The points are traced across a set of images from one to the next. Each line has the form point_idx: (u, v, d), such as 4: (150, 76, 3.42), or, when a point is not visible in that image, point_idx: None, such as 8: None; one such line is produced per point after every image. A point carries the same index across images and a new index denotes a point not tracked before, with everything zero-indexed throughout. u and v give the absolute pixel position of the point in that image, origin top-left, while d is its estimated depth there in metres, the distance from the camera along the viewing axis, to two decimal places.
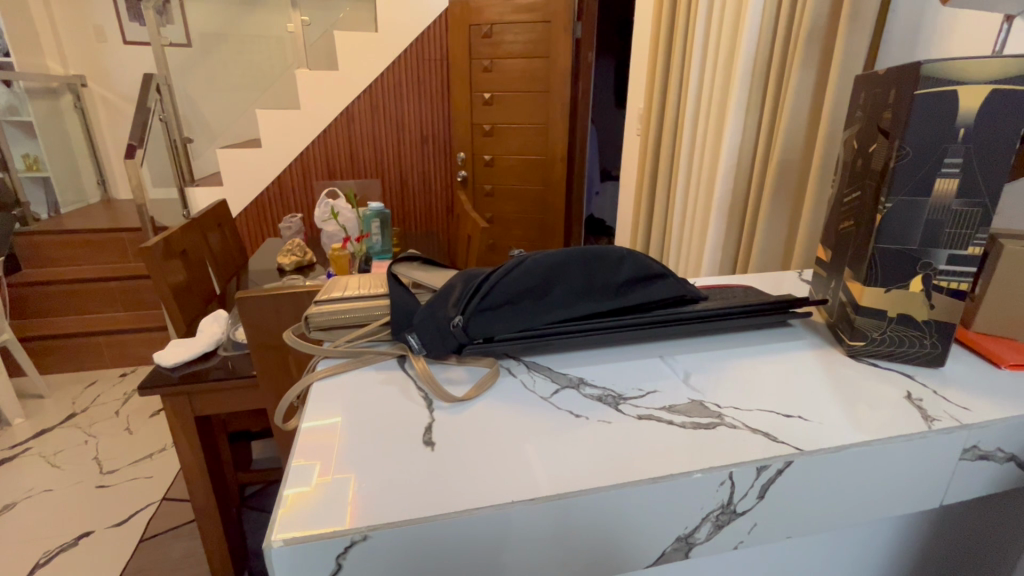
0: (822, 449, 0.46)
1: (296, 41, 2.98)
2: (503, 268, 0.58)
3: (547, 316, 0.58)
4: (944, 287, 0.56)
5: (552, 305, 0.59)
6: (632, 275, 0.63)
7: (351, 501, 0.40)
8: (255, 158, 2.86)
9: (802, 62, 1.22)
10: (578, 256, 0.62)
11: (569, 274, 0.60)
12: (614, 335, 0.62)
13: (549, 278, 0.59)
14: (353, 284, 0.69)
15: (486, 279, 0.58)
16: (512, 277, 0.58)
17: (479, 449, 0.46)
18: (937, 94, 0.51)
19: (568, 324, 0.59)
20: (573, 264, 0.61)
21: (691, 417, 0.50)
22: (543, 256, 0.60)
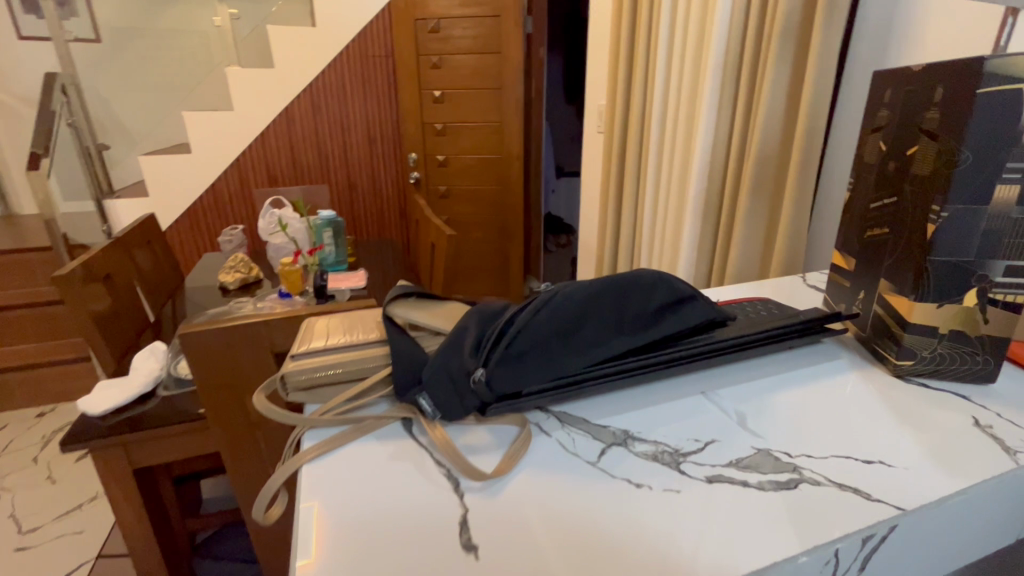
0: (922, 505, 0.40)
1: (224, 35, 2.73)
2: (530, 307, 0.51)
3: (583, 359, 0.51)
4: (1000, 300, 0.52)
5: (586, 346, 0.51)
6: (666, 301, 0.56)
7: (316, 530, 0.38)
8: (185, 164, 2.59)
9: (777, 56, 1.19)
10: (609, 286, 0.55)
11: (601, 307, 0.53)
12: (652, 372, 0.54)
13: (581, 314, 0.52)
14: (337, 328, 0.57)
15: (510, 323, 0.51)
16: (541, 317, 0.51)
17: (529, 542, 0.37)
18: (1000, 93, 0.46)
19: (605, 366, 0.52)
20: (604, 294, 0.54)
21: (767, 474, 0.43)
22: (573, 289, 0.53)
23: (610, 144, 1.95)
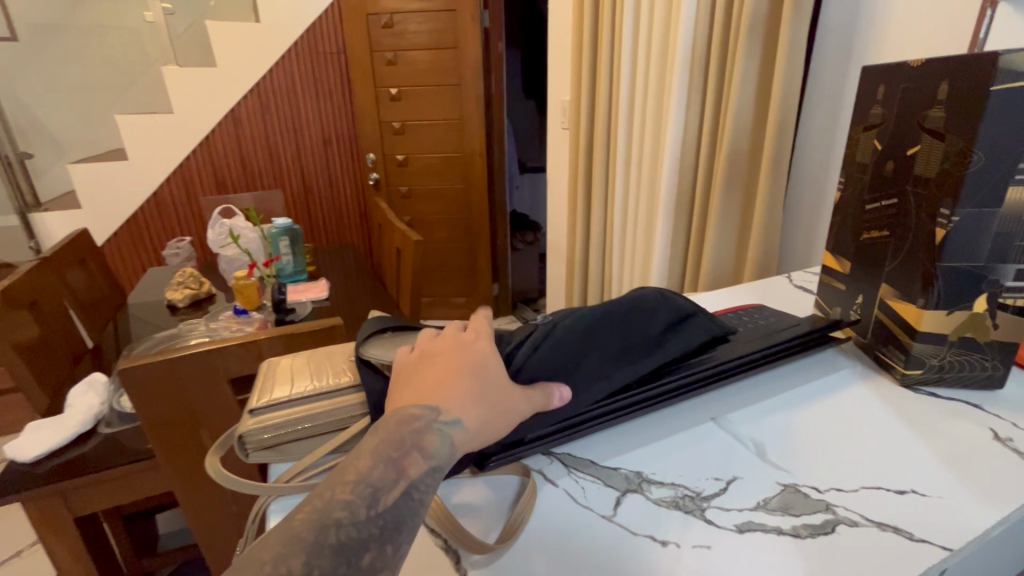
0: (969, 544, 0.36)
1: (158, 32, 2.52)
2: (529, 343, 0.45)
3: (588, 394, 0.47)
4: (1010, 304, 0.50)
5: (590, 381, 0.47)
6: (669, 322, 0.52)
7: None
8: (121, 172, 2.39)
9: (746, 49, 1.17)
10: (611, 313, 0.50)
11: (604, 336, 0.49)
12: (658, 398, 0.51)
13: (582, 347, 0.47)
14: (304, 373, 0.49)
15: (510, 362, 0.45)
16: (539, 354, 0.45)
17: None
18: (1013, 90, 0.44)
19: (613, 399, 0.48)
20: (604, 320, 0.49)
21: (800, 517, 0.39)
22: (572, 318, 0.48)
23: (576, 141, 1.90)
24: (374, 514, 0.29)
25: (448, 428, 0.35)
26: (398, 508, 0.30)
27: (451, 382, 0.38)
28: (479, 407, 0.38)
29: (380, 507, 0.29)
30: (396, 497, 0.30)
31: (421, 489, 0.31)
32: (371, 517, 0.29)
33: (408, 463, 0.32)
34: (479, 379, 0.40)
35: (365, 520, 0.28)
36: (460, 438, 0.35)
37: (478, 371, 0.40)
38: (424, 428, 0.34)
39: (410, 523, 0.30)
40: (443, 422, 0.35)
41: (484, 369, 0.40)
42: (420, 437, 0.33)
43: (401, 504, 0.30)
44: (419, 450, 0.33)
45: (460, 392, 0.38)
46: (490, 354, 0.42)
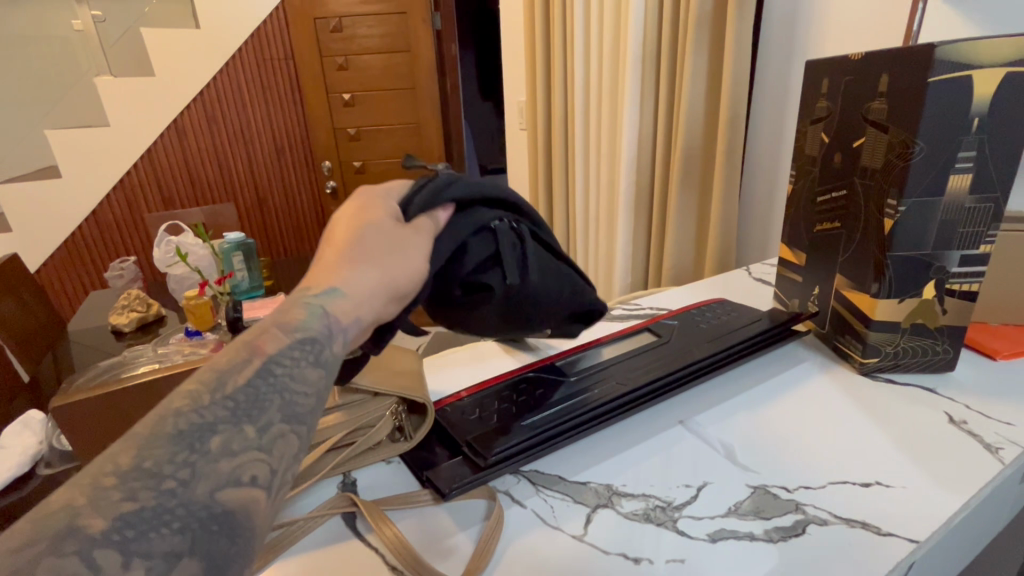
0: (934, 536, 0.37)
1: (88, 41, 2.37)
2: (429, 184, 0.44)
3: (494, 246, 0.46)
4: (957, 289, 0.51)
5: (499, 230, 0.46)
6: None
7: None
8: (54, 190, 2.23)
9: (695, 47, 1.18)
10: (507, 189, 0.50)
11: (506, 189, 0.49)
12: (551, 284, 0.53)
13: (488, 196, 0.47)
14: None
15: (404, 212, 0.42)
16: (443, 197, 0.44)
17: None
18: (951, 81, 0.44)
19: (520, 257, 0.48)
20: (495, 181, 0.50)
21: (770, 520, 0.38)
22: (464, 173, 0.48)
23: (535, 142, 1.89)
24: (221, 397, 0.27)
25: (318, 297, 0.33)
26: (253, 386, 0.28)
27: (325, 255, 0.36)
28: (373, 267, 0.36)
29: (228, 390, 0.27)
30: (251, 376, 0.28)
31: (285, 365, 0.29)
32: (217, 401, 0.27)
33: (264, 342, 0.30)
34: (366, 234, 0.37)
35: (212, 405, 0.26)
36: (332, 300, 0.33)
37: (366, 226, 0.38)
38: (292, 304, 0.33)
39: (274, 403, 0.28)
40: (314, 294, 0.33)
41: (375, 224, 0.38)
42: (288, 316, 0.32)
43: (257, 382, 0.28)
44: (280, 327, 0.31)
45: (333, 256, 0.36)
46: (373, 210, 0.40)
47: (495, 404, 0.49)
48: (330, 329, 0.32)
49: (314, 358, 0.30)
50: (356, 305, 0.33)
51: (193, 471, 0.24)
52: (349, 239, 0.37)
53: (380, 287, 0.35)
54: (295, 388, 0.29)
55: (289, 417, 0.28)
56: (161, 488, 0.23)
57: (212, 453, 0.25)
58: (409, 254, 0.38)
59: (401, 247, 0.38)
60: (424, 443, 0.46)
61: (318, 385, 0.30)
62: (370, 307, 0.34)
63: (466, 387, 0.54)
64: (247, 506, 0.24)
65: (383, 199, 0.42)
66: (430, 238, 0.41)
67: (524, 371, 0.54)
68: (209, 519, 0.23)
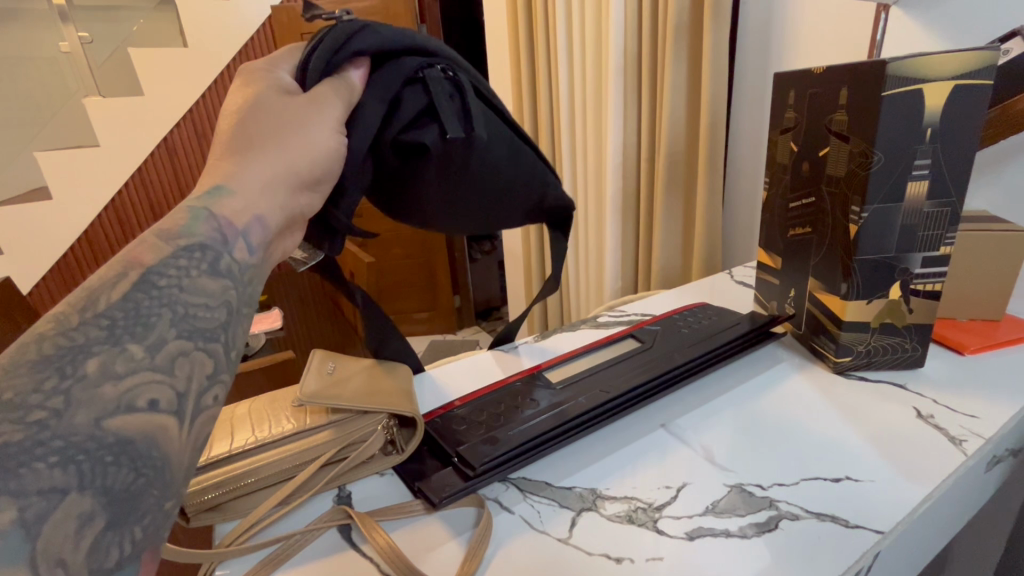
0: (898, 525, 0.39)
1: (75, 63, 2.37)
2: (329, 41, 0.44)
3: (424, 97, 0.48)
4: (923, 290, 0.54)
5: (426, 79, 0.48)
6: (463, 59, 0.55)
7: None
8: (43, 211, 2.23)
9: (675, 54, 1.21)
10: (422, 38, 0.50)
11: (418, 36, 0.49)
12: (491, 138, 0.55)
13: (401, 46, 0.48)
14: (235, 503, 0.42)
15: (301, 81, 0.43)
16: (350, 57, 0.45)
17: None
18: (905, 94, 0.47)
19: (458, 108, 0.50)
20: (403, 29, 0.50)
21: (747, 517, 0.40)
22: (369, 22, 0.48)
23: None
24: (90, 317, 0.26)
25: (202, 201, 0.33)
26: (133, 300, 0.27)
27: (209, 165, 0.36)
28: (269, 167, 0.36)
29: (99, 309, 0.26)
30: (127, 290, 0.28)
31: (169, 275, 0.29)
32: (89, 320, 0.26)
33: (142, 255, 0.29)
34: (247, 121, 0.37)
35: (82, 326, 0.26)
36: (217, 201, 0.33)
37: (247, 113, 0.38)
38: (175, 212, 0.33)
39: (163, 319, 0.27)
40: (201, 197, 0.34)
41: (255, 108, 0.38)
42: (173, 224, 0.32)
43: (136, 296, 0.28)
44: (161, 237, 0.31)
45: (225, 146, 0.37)
46: (259, 89, 0.40)
47: (484, 412, 0.51)
48: (222, 233, 0.32)
49: (209, 265, 0.31)
50: (245, 201, 0.34)
51: (66, 399, 0.24)
52: (236, 125, 0.37)
53: (278, 178, 0.37)
54: (187, 299, 0.29)
55: (184, 332, 0.28)
56: (30, 418, 0.23)
57: (89, 379, 0.24)
58: (308, 127, 0.39)
59: (302, 124, 0.39)
60: (417, 455, 0.48)
61: (221, 296, 0.30)
62: (266, 204, 0.35)
63: (458, 397, 0.56)
64: (149, 430, 0.25)
65: (268, 72, 0.42)
66: (342, 99, 0.43)
67: (511, 380, 0.57)
68: (101, 450, 0.23)
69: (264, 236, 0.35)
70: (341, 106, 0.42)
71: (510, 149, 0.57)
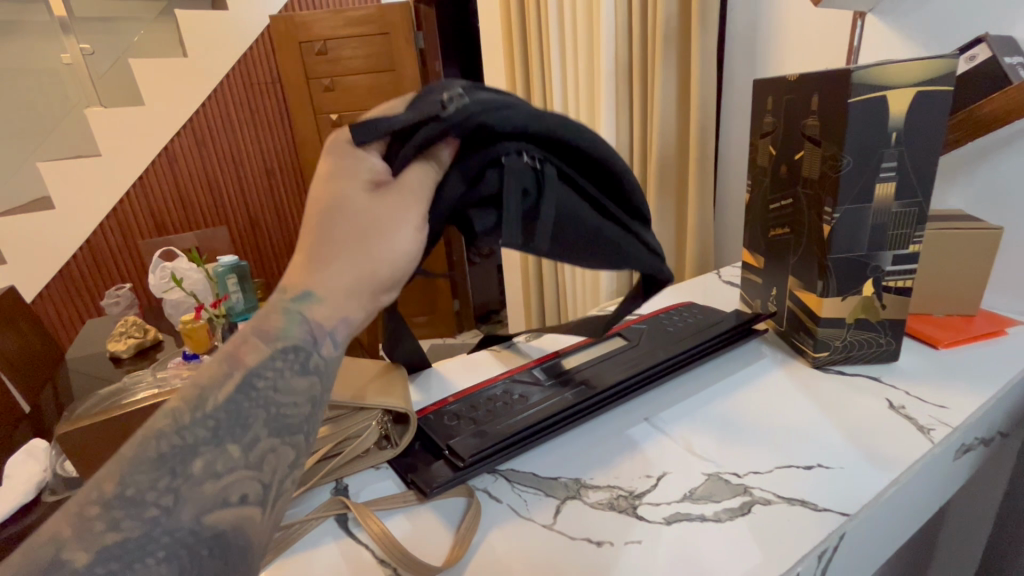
0: (863, 508, 0.41)
1: (77, 74, 2.40)
2: (426, 131, 0.42)
3: (499, 185, 0.45)
4: (893, 286, 0.56)
5: (507, 166, 0.44)
6: (590, 137, 0.47)
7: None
8: (48, 222, 2.26)
9: (664, 61, 1.24)
10: (534, 125, 0.44)
11: (530, 119, 0.44)
12: (567, 233, 0.49)
13: (502, 128, 0.43)
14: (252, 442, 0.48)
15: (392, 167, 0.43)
16: (444, 134, 0.42)
17: None
18: (869, 100, 0.49)
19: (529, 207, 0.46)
20: (521, 105, 0.44)
21: (721, 503, 0.43)
22: (486, 103, 0.43)
23: None
24: (200, 416, 0.31)
25: (294, 303, 0.37)
26: (235, 402, 0.32)
27: (295, 261, 0.39)
28: (350, 271, 0.38)
29: (208, 407, 0.31)
30: (232, 392, 0.32)
31: (267, 376, 0.34)
32: (198, 419, 0.31)
33: (246, 353, 0.34)
34: (336, 223, 0.39)
35: (192, 426, 0.31)
36: (309, 309, 0.36)
37: (334, 212, 0.39)
38: (270, 311, 0.36)
39: (259, 419, 0.32)
40: (294, 299, 0.37)
41: (343, 209, 0.39)
42: (272, 325, 0.36)
43: (239, 398, 0.32)
44: (262, 337, 0.35)
45: (317, 244, 0.39)
46: (347, 183, 0.41)
47: (476, 409, 0.53)
48: (312, 334, 0.36)
49: (300, 365, 0.35)
50: (332, 307, 0.37)
51: (177, 497, 0.29)
52: (326, 226, 0.39)
53: (358, 282, 0.38)
54: (279, 400, 0.33)
55: (275, 430, 0.33)
56: (143, 516, 0.28)
57: (195, 477, 0.30)
58: (391, 228, 0.39)
59: (386, 225, 0.39)
60: (408, 450, 0.50)
61: (306, 391, 0.35)
62: (353, 304, 0.38)
63: (453, 393, 0.58)
64: (239, 523, 0.30)
65: (358, 161, 0.42)
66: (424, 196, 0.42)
67: (501, 377, 0.59)
68: (199, 543, 0.29)
69: (347, 333, 0.38)
70: (420, 200, 0.41)
71: (591, 241, 0.50)
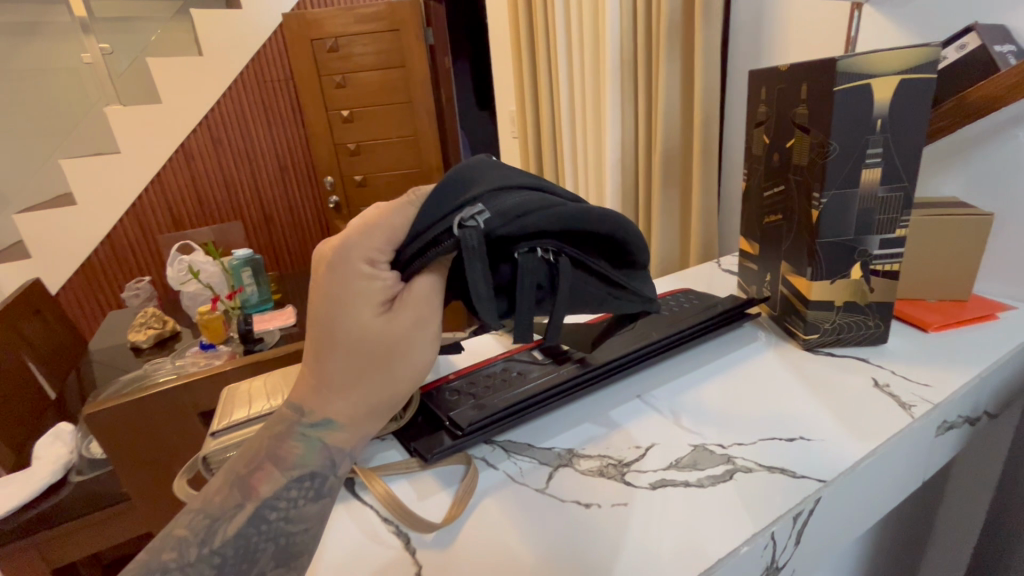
0: (839, 476, 0.44)
1: (96, 73, 2.46)
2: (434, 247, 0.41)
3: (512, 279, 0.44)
4: (881, 269, 0.58)
5: (526, 267, 0.42)
6: (605, 228, 0.46)
7: None
8: (70, 219, 2.34)
9: (668, 57, 1.25)
10: (548, 226, 0.43)
11: (546, 218, 0.42)
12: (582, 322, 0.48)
13: (517, 233, 0.42)
14: (240, 397, 0.56)
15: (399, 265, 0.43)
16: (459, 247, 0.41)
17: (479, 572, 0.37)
18: (854, 89, 0.51)
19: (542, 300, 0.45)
20: (540, 204, 0.43)
21: (705, 471, 0.45)
22: (498, 209, 0.41)
23: (525, 150, 1.98)
24: (208, 550, 0.36)
25: (312, 431, 0.41)
26: (244, 535, 0.37)
27: (306, 380, 0.42)
28: (362, 395, 0.42)
29: (214, 546, 0.36)
30: (241, 525, 0.37)
31: (279, 508, 0.38)
32: (204, 554, 0.35)
33: (260, 484, 0.38)
34: (343, 351, 0.41)
35: (199, 563, 0.35)
36: (329, 434, 0.41)
37: (338, 339, 0.41)
38: (286, 436, 0.41)
39: (267, 551, 0.37)
40: (312, 425, 0.41)
41: (350, 335, 0.41)
42: (289, 453, 0.40)
43: (248, 531, 0.37)
44: (279, 465, 0.40)
45: (336, 365, 0.42)
46: (357, 304, 0.41)
47: (476, 385, 0.56)
48: (331, 458, 0.41)
49: (315, 491, 0.39)
50: (351, 428, 0.42)
51: None
52: (343, 351, 0.41)
53: (370, 405, 0.43)
54: (289, 529, 0.37)
55: (280, 560, 0.37)
56: None
57: None
58: (404, 353, 0.42)
59: (401, 344, 0.42)
60: (410, 423, 0.53)
61: (317, 518, 0.39)
62: (368, 422, 0.43)
63: (455, 372, 0.61)
64: None
65: (354, 269, 0.41)
66: (432, 315, 0.43)
67: (501, 357, 0.62)
68: None
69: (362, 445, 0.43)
70: (434, 311, 0.43)
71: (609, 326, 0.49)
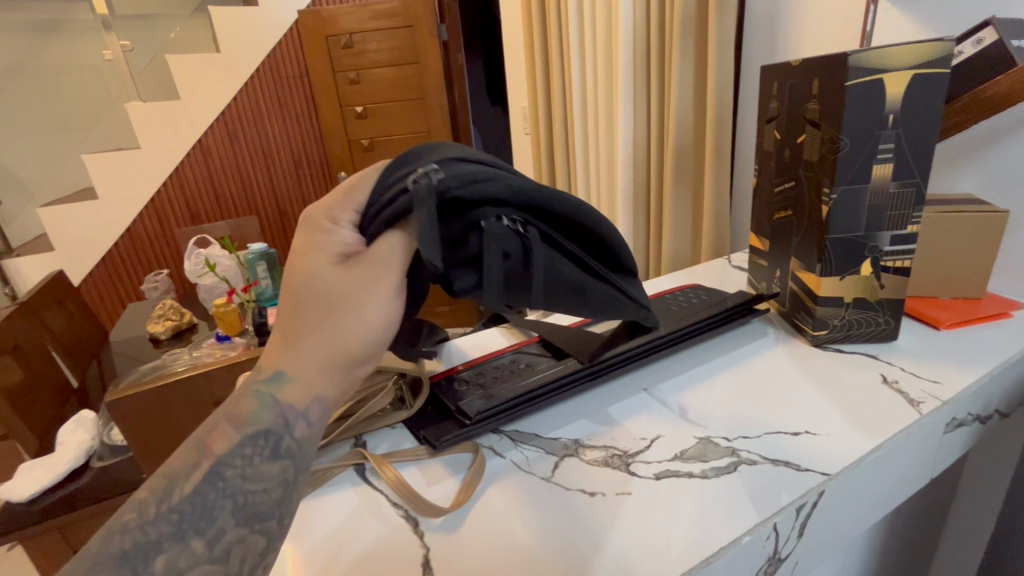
0: (844, 471, 0.44)
1: (117, 70, 2.51)
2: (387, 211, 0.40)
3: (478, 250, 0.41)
4: (891, 266, 0.58)
5: (485, 231, 0.39)
6: (573, 205, 0.43)
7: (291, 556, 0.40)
8: (91, 212, 2.40)
9: (681, 51, 1.25)
10: (508, 196, 0.41)
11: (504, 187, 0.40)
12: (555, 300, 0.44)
13: (472, 196, 0.40)
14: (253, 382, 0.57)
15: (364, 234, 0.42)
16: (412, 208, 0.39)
17: (488, 555, 0.38)
18: (868, 82, 0.51)
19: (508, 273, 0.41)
20: (500, 175, 0.41)
21: (709, 462, 0.46)
22: (452, 174, 0.40)
23: (537, 146, 1.99)
24: (165, 508, 0.33)
25: (266, 385, 0.39)
26: (200, 492, 0.34)
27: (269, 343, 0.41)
28: (321, 353, 0.39)
29: (172, 504, 0.34)
30: (198, 482, 0.35)
31: (234, 466, 0.36)
32: (162, 510, 0.33)
33: (215, 442, 0.37)
34: (299, 303, 0.40)
35: (155, 521, 0.33)
36: (281, 389, 0.38)
37: (297, 292, 0.40)
38: (241, 394, 0.39)
39: (225, 510, 0.34)
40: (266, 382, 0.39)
41: (306, 285, 0.40)
42: (243, 410, 0.38)
43: (204, 488, 0.34)
44: (234, 422, 0.38)
45: (293, 322, 0.40)
46: (315, 258, 0.41)
47: (484, 375, 0.57)
48: (284, 417, 0.38)
49: (271, 450, 0.37)
50: (304, 385, 0.39)
51: None
52: (301, 302, 0.40)
53: (327, 363, 0.39)
54: (247, 487, 0.35)
55: (241, 519, 0.34)
56: None
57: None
58: (360, 304, 0.39)
59: (357, 295, 0.39)
60: (421, 411, 0.54)
61: (278, 476, 0.36)
62: (326, 383, 0.39)
63: (462, 364, 0.62)
64: None
65: (331, 237, 0.42)
66: (393, 268, 0.40)
67: (509, 349, 0.63)
68: None
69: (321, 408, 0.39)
70: (396, 262, 0.40)
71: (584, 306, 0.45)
